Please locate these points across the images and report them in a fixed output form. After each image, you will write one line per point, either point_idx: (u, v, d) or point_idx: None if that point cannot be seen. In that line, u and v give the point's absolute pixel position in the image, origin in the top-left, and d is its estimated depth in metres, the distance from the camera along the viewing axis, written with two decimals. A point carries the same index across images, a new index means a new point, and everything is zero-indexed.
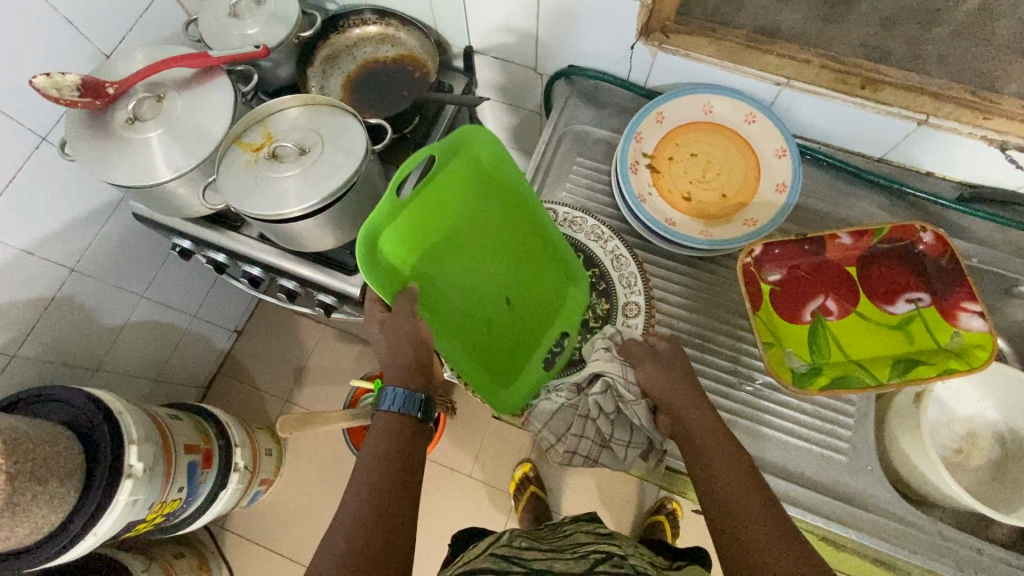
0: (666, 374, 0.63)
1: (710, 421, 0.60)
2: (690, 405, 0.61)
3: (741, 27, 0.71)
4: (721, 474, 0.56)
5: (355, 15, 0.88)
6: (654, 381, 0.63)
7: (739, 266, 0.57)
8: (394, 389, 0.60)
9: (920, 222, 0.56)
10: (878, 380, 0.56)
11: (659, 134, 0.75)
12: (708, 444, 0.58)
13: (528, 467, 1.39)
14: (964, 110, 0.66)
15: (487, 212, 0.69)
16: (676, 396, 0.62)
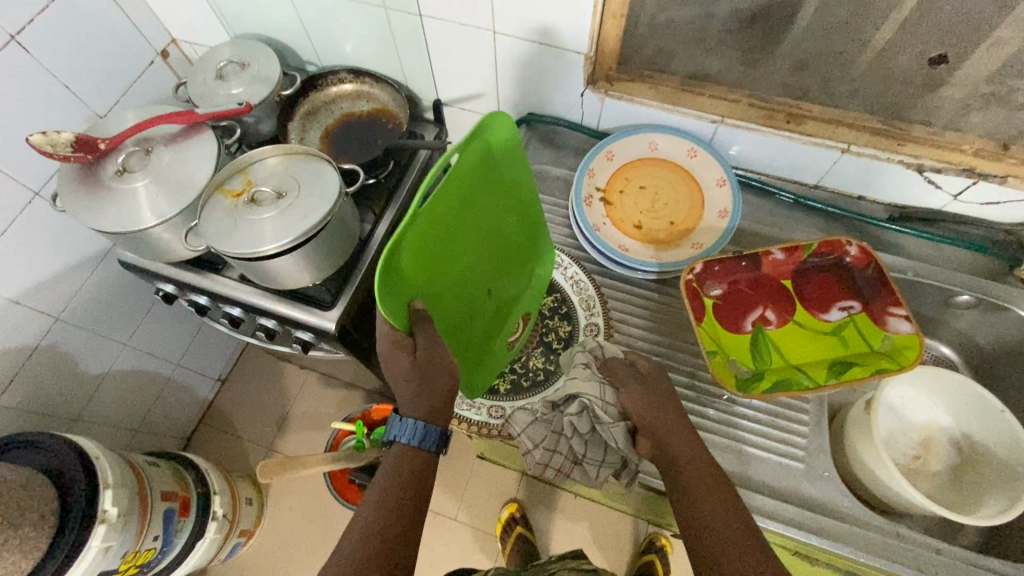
0: (649, 398, 0.63)
1: (690, 442, 0.60)
2: (673, 429, 0.61)
3: (676, 73, 0.79)
4: (704, 500, 0.55)
5: (332, 75, 0.97)
6: (637, 402, 0.63)
7: (682, 282, 0.62)
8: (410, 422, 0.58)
9: (845, 237, 0.62)
10: (816, 383, 0.59)
11: (610, 170, 0.81)
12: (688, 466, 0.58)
13: (514, 507, 1.38)
14: (880, 137, 0.73)
15: (490, 205, 0.63)
16: (659, 420, 0.61)
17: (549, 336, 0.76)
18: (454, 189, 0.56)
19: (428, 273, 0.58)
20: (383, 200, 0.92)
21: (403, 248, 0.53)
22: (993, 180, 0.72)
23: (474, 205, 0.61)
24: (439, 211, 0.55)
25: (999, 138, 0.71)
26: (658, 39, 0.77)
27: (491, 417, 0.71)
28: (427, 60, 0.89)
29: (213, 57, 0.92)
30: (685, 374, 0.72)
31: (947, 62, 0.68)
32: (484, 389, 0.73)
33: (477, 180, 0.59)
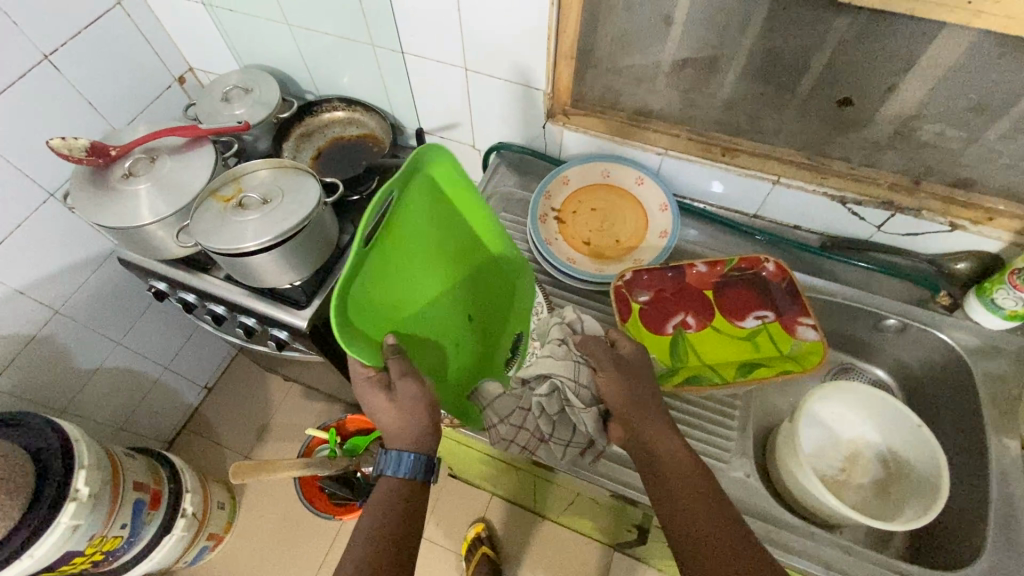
0: (627, 388, 0.62)
1: (666, 433, 0.60)
2: (650, 420, 0.60)
3: (625, 109, 0.87)
4: (684, 501, 0.55)
5: (327, 103, 1.08)
6: (619, 397, 0.61)
7: (611, 286, 0.68)
8: (401, 456, 0.59)
9: (761, 253, 0.69)
10: (724, 380, 0.65)
11: (565, 193, 0.90)
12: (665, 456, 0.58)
13: (481, 527, 1.38)
14: (804, 172, 0.81)
15: (432, 236, 0.68)
16: (637, 412, 0.61)
17: None
18: (385, 228, 0.62)
19: (388, 308, 0.63)
20: (363, 214, 1.02)
21: (346, 294, 0.58)
22: (909, 213, 0.79)
23: (413, 241, 0.66)
24: (377, 254, 0.61)
25: (912, 173, 0.78)
26: (608, 79, 0.86)
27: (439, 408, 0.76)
28: (410, 92, 1.00)
29: (221, 83, 1.04)
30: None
31: (854, 103, 0.75)
32: None
33: (410, 219, 0.65)
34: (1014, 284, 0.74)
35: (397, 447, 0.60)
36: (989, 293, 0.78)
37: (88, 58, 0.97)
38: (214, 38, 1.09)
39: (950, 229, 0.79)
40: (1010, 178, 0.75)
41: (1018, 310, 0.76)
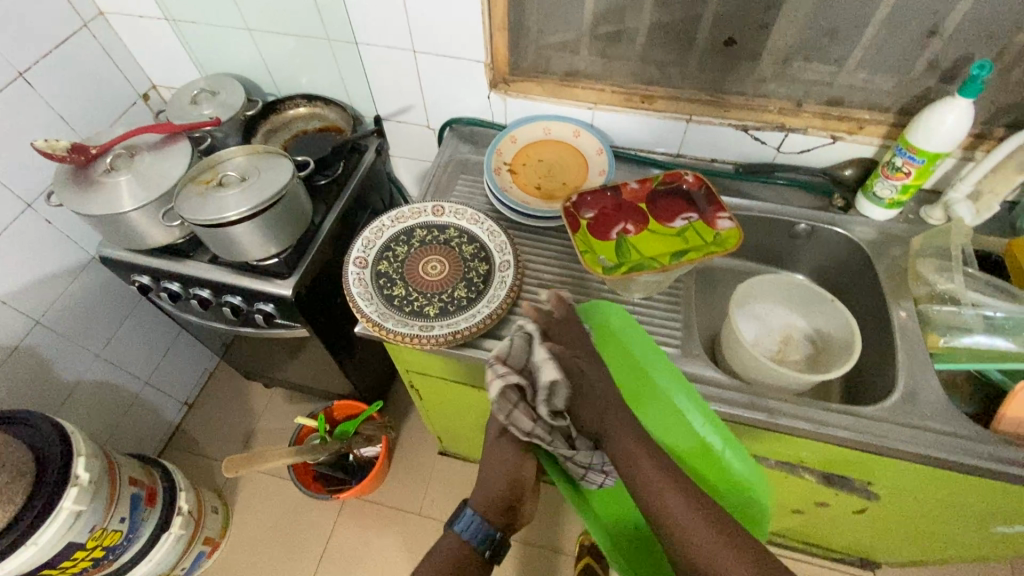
0: (638, 454, 0.60)
1: (688, 502, 0.58)
2: (659, 472, 0.59)
3: (555, 73, 1.02)
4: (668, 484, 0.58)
5: (289, 101, 1.17)
6: (636, 460, 0.60)
7: (561, 206, 0.81)
8: (470, 518, 0.70)
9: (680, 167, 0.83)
10: (661, 265, 0.76)
11: (514, 150, 1.02)
12: (693, 521, 0.56)
13: None
14: (709, 107, 0.96)
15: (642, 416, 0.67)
16: (659, 481, 0.59)
17: (469, 273, 0.90)
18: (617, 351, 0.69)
19: None
20: (334, 195, 1.13)
21: None
22: (798, 131, 0.95)
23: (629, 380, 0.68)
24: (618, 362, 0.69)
25: (795, 99, 0.95)
26: (537, 47, 1.00)
27: (419, 331, 0.82)
28: (366, 82, 1.11)
29: (188, 89, 1.12)
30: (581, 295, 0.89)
31: (737, 42, 0.91)
32: (413, 315, 0.84)
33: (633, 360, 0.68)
34: (886, 176, 0.89)
35: (475, 510, 0.70)
36: (871, 188, 0.93)
37: (60, 75, 1.05)
38: (176, 52, 1.18)
39: (832, 142, 0.95)
40: (870, 92, 0.91)
41: (894, 198, 0.91)
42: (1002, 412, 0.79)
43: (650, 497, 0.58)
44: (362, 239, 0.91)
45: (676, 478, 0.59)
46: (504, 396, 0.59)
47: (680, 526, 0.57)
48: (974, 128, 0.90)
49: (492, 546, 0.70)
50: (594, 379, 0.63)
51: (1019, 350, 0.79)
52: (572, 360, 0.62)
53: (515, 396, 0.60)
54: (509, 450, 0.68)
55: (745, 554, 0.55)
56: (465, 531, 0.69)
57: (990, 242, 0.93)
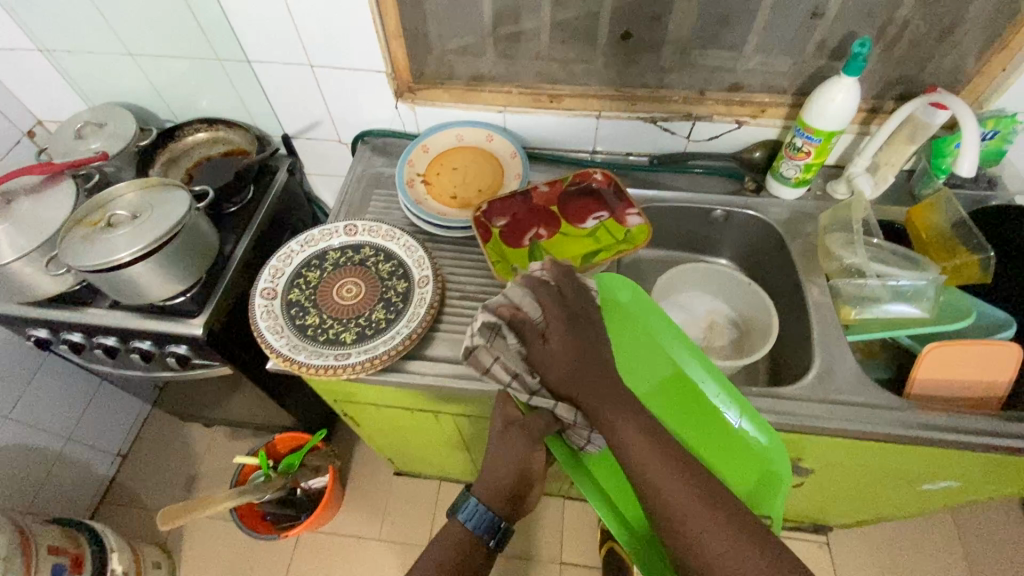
0: (636, 438, 0.57)
1: (686, 486, 0.55)
2: (649, 457, 0.56)
3: (460, 78, 0.99)
4: (663, 482, 0.55)
5: (188, 126, 1.11)
6: (632, 432, 0.57)
7: (471, 216, 0.79)
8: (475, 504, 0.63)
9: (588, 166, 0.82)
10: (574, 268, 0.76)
11: (427, 159, 0.99)
12: (690, 504, 0.54)
13: None
14: (617, 102, 0.96)
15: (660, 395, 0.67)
16: (654, 463, 0.56)
17: (388, 293, 0.87)
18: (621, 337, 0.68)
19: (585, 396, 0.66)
20: (245, 222, 1.07)
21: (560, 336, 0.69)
22: (704, 119, 0.96)
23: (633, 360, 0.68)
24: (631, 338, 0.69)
25: (697, 88, 0.96)
26: (438, 53, 0.97)
27: (335, 360, 0.78)
28: (266, 101, 1.06)
29: (72, 122, 1.04)
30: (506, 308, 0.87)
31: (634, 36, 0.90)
32: (329, 343, 0.81)
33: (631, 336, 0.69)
34: (790, 156, 0.91)
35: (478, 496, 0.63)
36: (777, 169, 0.95)
37: None
38: (55, 83, 1.09)
39: (738, 126, 0.97)
40: (766, 75, 0.93)
41: (800, 176, 0.93)
42: (912, 376, 0.82)
43: (639, 474, 0.56)
44: (269, 269, 0.86)
45: (679, 458, 0.57)
46: (509, 301, 0.64)
47: (684, 515, 0.53)
48: (866, 103, 0.93)
49: (496, 535, 0.64)
50: (578, 353, 0.61)
51: (925, 317, 0.83)
52: (542, 331, 0.62)
53: (494, 336, 0.63)
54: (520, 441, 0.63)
55: (748, 541, 0.52)
56: (470, 520, 0.63)
57: (892, 212, 0.96)
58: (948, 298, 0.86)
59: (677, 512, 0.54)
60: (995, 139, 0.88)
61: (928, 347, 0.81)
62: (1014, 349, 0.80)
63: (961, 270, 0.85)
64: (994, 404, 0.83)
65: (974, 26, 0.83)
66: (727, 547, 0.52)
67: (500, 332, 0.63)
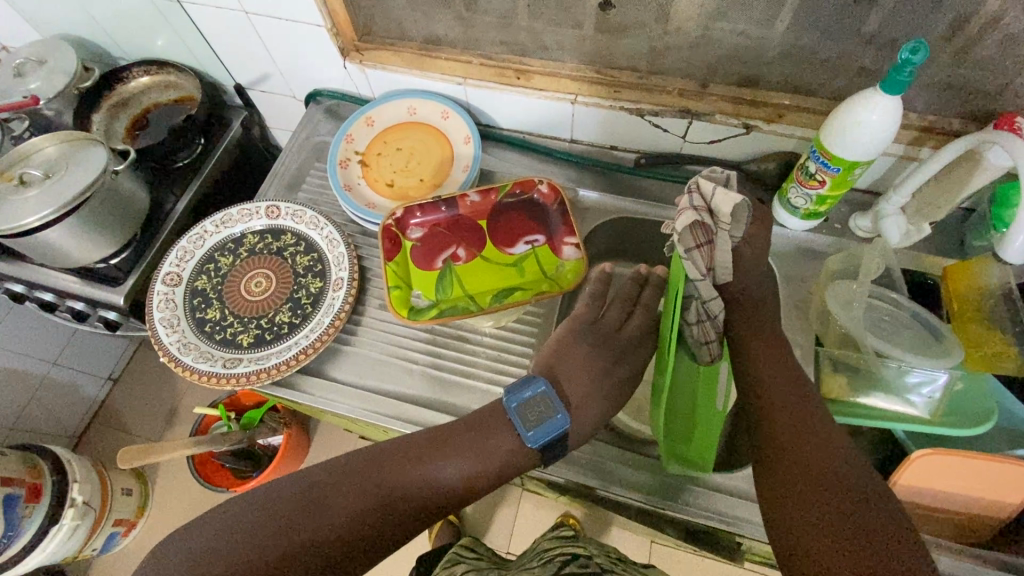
0: (754, 338, 0.65)
1: (788, 383, 0.60)
2: (778, 377, 0.61)
3: (414, 40, 0.83)
4: (770, 381, 0.61)
5: (136, 67, 1.02)
6: (763, 340, 0.65)
7: (379, 226, 0.69)
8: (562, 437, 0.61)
9: (529, 177, 0.71)
10: (478, 307, 0.71)
11: (370, 135, 0.87)
12: (784, 397, 0.59)
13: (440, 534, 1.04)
14: (594, 87, 0.78)
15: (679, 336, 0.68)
16: (769, 356, 0.63)
17: (298, 292, 0.78)
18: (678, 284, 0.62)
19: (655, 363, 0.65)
20: (186, 181, 0.99)
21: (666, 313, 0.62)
22: (703, 118, 0.76)
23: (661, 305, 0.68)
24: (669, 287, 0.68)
25: (697, 78, 0.76)
26: (387, 8, 0.81)
27: (222, 367, 0.72)
28: (209, 46, 0.94)
29: (12, 59, 0.97)
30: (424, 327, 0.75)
31: (615, 6, 0.71)
32: (225, 345, 0.75)
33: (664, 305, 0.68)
34: (800, 182, 0.72)
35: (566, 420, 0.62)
36: (785, 194, 0.76)
37: None
38: (2, 10, 1.01)
39: (746, 132, 0.76)
40: (787, 70, 0.72)
41: (810, 208, 0.74)
42: (893, 480, 0.67)
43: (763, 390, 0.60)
44: (176, 251, 0.80)
45: (786, 363, 0.62)
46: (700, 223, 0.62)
47: (780, 411, 0.58)
48: (919, 119, 0.71)
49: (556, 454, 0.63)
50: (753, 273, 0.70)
51: (923, 416, 0.67)
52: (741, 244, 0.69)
53: (710, 233, 0.63)
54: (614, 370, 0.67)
55: (819, 441, 0.54)
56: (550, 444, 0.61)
57: (927, 262, 0.76)
58: (965, 388, 0.67)
59: (776, 405, 0.58)
60: None
61: (919, 451, 0.65)
62: None
63: (991, 358, 0.66)
64: (988, 524, 0.68)
65: None
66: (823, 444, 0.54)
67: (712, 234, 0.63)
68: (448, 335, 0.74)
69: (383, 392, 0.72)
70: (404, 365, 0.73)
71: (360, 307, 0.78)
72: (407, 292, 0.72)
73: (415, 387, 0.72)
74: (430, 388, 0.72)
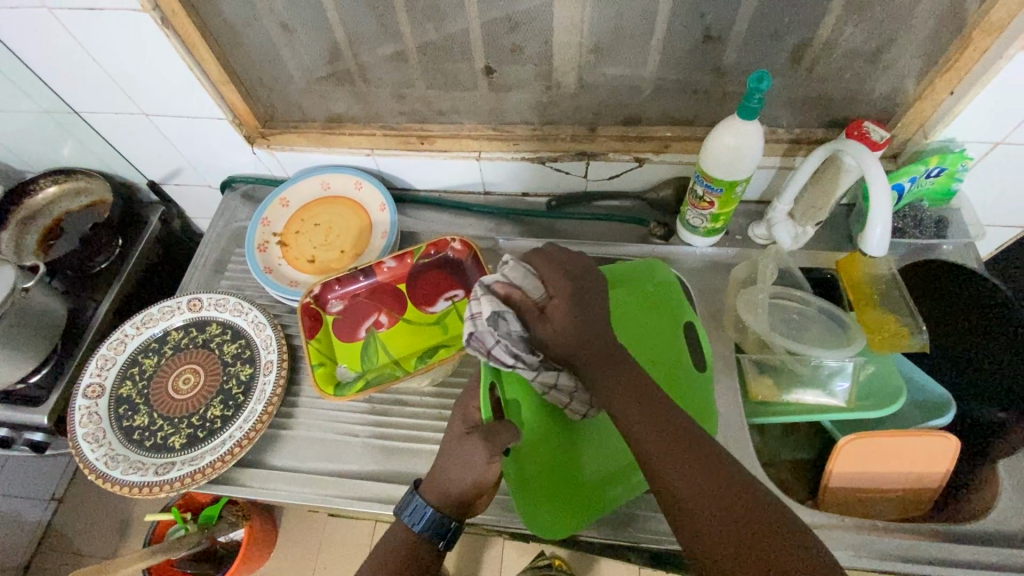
0: (617, 386, 0.55)
1: (663, 435, 0.52)
2: (628, 397, 0.54)
3: (317, 120, 0.87)
4: (647, 431, 0.52)
5: (42, 178, 1.01)
6: (628, 383, 0.55)
7: (298, 305, 0.72)
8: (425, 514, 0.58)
9: (440, 236, 0.75)
10: (405, 371, 0.72)
11: (286, 215, 0.88)
12: (666, 455, 0.51)
13: None
14: (493, 142, 0.83)
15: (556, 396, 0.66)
16: (638, 406, 0.54)
17: (229, 382, 0.77)
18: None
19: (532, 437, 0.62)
20: (107, 285, 0.97)
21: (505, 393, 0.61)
22: (598, 157, 0.81)
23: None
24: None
25: (586, 123, 0.82)
26: (287, 94, 0.84)
27: (154, 475, 0.69)
28: (115, 150, 0.95)
29: None
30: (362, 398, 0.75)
31: (497, 69, 0.77)
32: (156, 450, 0.72)
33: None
34: (693, 205, 0.77)
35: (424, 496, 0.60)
36: (684, 215, 0.81)
37: None
38: None
39: (639, 164, 0.82)
40: (663, 106, 0.79)
41: (709, 226, 0.79)
42: (828, 470, 0.69)
43: (625, 421, 0.54)
44: (97, 360, 0.78)
45: (660, 409, 0.54)
46: (490, 319, 0.56)
47: (672, 474, 0.50)
48: (788, 132, 0.78)
49: (446, 536, 0.59)
50: (583, 319, 0.57)
51: (840, 403, 0.71)
52: (539, 306, 0.58)
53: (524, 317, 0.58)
54: (479, 450, 0.54)
55: (716, 509, 0.47)
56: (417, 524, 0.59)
57: (824, 259, 0.82)
58: (875, 371, 0.72)
59: (665, 468, 0.50)
60: (941, 176, 0.74)
61: (847, 438, 0.68)
62: (948, 439, 0.67)
63: (893, 340, 0.72)
64: (924, 501, 0.70)
65: (912, 41, 0.67)
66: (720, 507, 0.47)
67: (501, 322, 0.56)
68: (387, 403, 0.75)
69: (328, 471, 0.71)
70: (344, 440, 0.73)
71: (294, 388, 0.77)
72: (334, 365, 0.74)
73: (358, 461, 0.71)
74: (373, 459, 0.71)
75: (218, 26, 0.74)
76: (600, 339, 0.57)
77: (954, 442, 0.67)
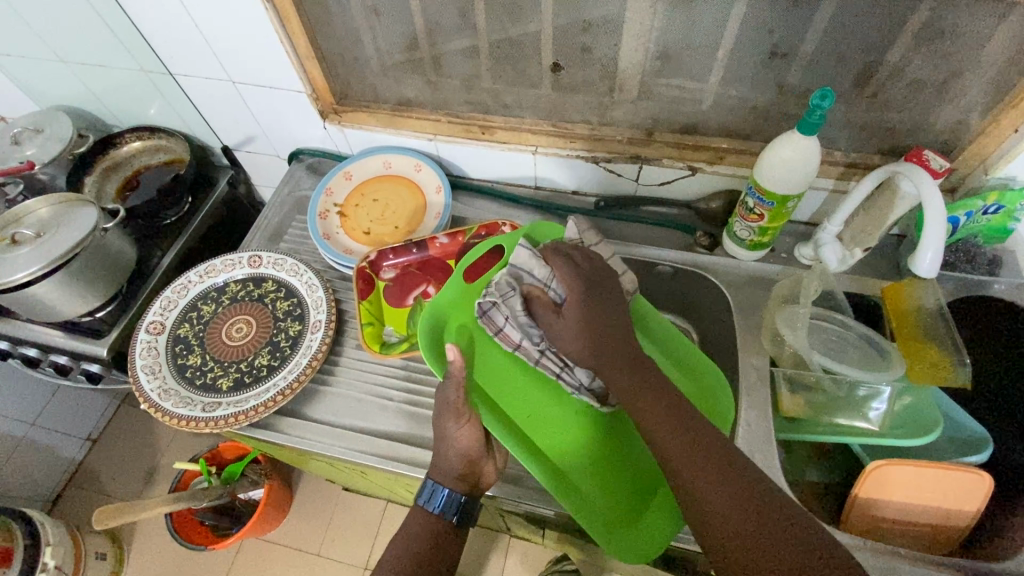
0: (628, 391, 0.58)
1: (674, 433, 0.53)
2: (669, 422, 0.54)
3: (387, 102, 0.91)
4: (660, 435, 0.54)
5: (128, 133, 1.09)
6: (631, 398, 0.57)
7: (354, 267, 0.79)
8: (440, 494, 0.62)
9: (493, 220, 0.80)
10: None
11: (348, 188, 0.94)
12: (674, 448, 0.52)
13: None
14: (551, 138, 0.86)
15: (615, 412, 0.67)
16: (653, 408, 0.55)
17: (277, 336, 0.81)
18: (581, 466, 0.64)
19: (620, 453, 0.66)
20: (173, 237, 1.03)
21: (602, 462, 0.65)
22: (652, 163, 0.84)
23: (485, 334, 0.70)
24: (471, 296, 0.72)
25: (644, 128, 0.84)
26: (363, 75, 0.89)
27: (201, 411, 0.74)
28: (198, 113, 1.02)
29: (12, 129, 1.05)
30: (400, 365, 0.79)
31: (564, 68, 0.80)
32: (205, 389, 0.77)
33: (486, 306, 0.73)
34: (742, 216, 0.79)
35: (436, 481, 0.63)
36: (732, 227, 0.83)
37: None
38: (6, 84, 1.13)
39: (691, 173, 0.84)
40: (721, 119, 0.81)
41: (755, 240, 0.81)
42: (853, 493, 0.68)
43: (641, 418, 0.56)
44: (161, 300, 0.83)
45: (675, 411, 0.55)
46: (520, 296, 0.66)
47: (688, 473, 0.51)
48: (845, 156, 0.79)
49: (460, 511, 0.63)
50: (598, 323, 0.61)
51: (874, 428, 0.71)
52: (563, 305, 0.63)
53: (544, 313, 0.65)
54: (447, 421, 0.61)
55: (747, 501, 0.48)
56: (435, 506, 0.62)
57: (869, 285, 0.82)
58: (913, 402, 0.71)
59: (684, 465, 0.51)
60: (999, 214, 0.74)
61: (876, 462, 0.67)
62: (983, 477, 0.65)
63: (932, 370, 0.71)
64: (950, 539, 0.68)
65: (981, 77, 0.67)
66: (743, 508, 0.48)
67: (511, 296, 0.66)
68: (424, 373, 0.78)
69: (360, 429, 0.74)
70: (379, 403, 0.76)
71: (338, 348, 0.81)
72: (379, 328, 0.80)
73: (390, 424, 0.74)
74: (405, 424, 0.74)
75: (310, 6, 0.80)
76: (622, 343, 0.60)
77: (988, 481, 0.65)
